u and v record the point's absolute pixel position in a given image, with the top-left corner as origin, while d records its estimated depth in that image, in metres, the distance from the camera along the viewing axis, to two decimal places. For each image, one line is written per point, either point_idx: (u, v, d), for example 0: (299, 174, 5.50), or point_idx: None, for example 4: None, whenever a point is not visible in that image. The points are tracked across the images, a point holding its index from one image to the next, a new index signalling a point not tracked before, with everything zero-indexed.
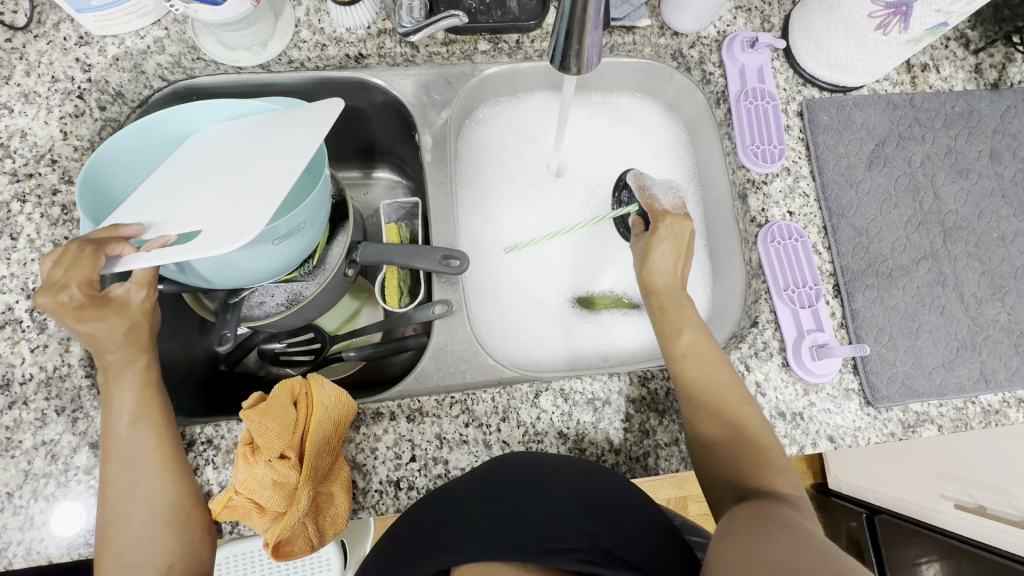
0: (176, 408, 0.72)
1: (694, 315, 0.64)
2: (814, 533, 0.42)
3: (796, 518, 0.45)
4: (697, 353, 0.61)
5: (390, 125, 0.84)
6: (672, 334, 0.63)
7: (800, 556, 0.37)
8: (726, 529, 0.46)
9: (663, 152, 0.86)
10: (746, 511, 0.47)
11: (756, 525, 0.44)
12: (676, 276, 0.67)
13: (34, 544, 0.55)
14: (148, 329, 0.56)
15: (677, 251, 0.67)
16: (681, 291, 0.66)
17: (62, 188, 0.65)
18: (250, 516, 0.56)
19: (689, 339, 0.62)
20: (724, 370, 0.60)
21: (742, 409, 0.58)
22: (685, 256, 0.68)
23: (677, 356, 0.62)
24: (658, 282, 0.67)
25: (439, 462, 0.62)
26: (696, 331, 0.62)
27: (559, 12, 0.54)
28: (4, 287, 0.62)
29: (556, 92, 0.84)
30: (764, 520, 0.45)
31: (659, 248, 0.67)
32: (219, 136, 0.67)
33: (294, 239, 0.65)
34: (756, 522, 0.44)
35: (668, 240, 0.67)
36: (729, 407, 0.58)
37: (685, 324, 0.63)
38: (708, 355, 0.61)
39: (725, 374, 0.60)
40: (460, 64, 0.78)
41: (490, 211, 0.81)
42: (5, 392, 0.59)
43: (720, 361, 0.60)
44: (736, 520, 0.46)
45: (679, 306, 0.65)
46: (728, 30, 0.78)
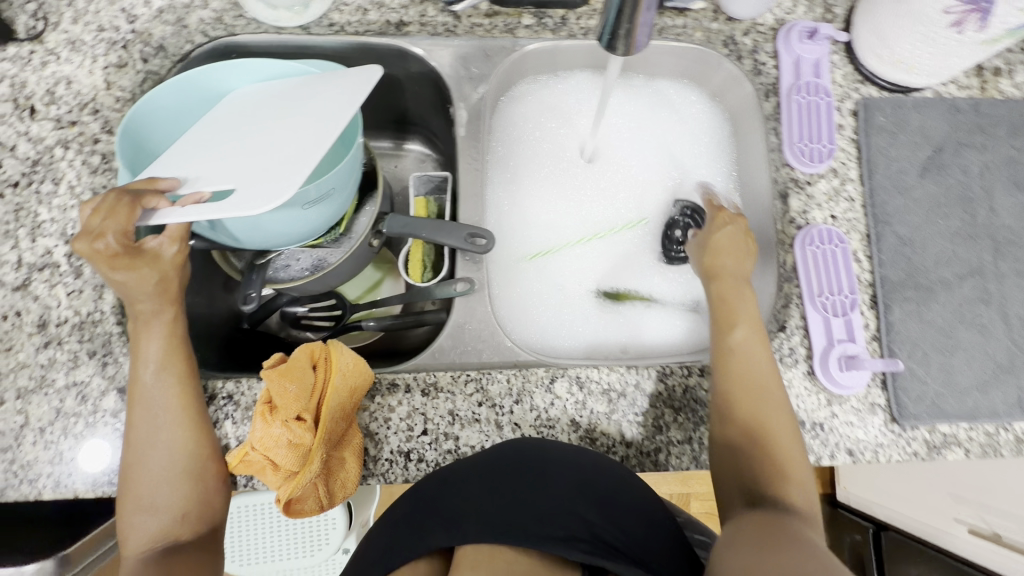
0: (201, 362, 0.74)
1: (752, 311, 0.62)
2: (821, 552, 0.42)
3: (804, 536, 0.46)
4: (748, 350, 0.59)
5: (424, 96, 0.83)
6: (728, 326, 0.61)
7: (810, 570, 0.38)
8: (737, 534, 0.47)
9: (705, 143, 0.82)
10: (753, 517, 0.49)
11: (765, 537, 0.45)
12: (738, 259, 0.65)
13: (62, 479, 0.58)
14: (178, 283, 0.57)
15: (738, 244, 0.66)
16: (744, 280, 0.64)
17: (103, 137, 0.66)
18: (265, 472, 0.57)
19: (749, 333, 0.60)
20: (770, 377, 0.58)
21: (780, 415, 0.57)
22: (746, 251, 0.66)
23: (730, 350, 0.60)
24: (721, 269, 0.65)
25: (450, 438, 0.62)
26: (753, 324, 0.61)
27: None
28: (44, 231, 0.63)
29: (598, 72, 0.82)
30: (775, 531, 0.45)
31: (723, 238, 0.66)
32: (255, 99, 0.68)
33: (323, 206, 0.66)
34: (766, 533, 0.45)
35: (726, 231, 0.67)
36: (769, 409, 0.57)
37: (742, 318, 0.61)
38: (757, 355, 0.59)
39: (772, 376, 0.59)
40: (502, 38, 0.76)
41: (519, 190, 0.80)
42: (42, 332, 0.61)
43: (772, 368, 0.59)
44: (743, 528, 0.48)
45: (737, 296, 0.63)
46: (787, 18, 0.75)
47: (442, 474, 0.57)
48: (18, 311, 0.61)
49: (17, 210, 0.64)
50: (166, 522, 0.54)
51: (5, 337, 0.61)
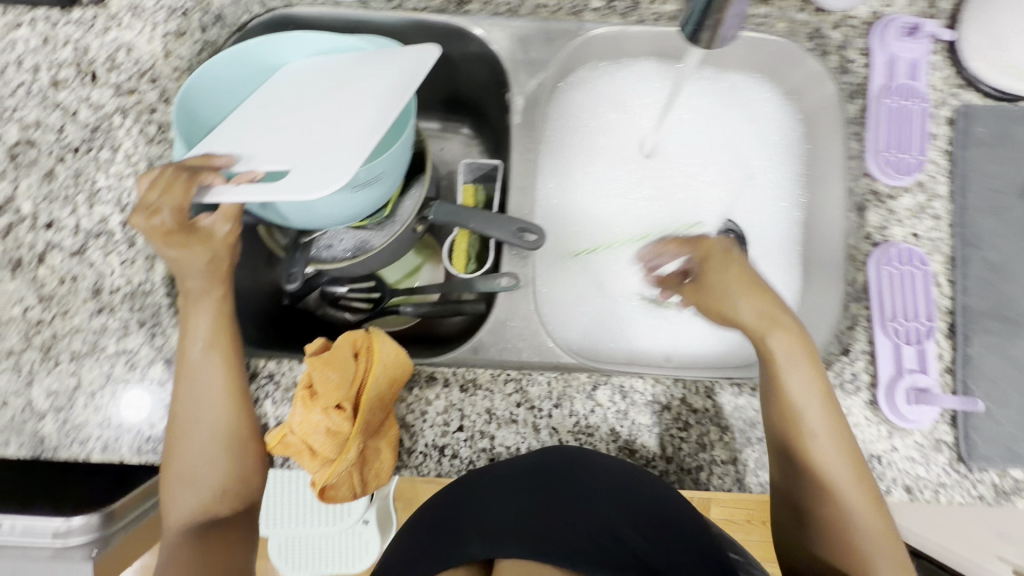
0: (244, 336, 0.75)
1: (814, 376, 0.58)
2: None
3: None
4: (818, 422, 0.57)
5: (478, 78, 0.79)
6: (793, 397, 0.57)
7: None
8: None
9: (774, 144, 0.76)
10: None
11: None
12: (751, 298, 0.61)
13: (110, 443, 0.60)
14: (228, 262, 0.57)
15: (749, 286, 0.61)
16: (791, 331, 0.60)
17: (160, 107, 0.66)
18: (301, 456, 0.57)
19: (808, 396, 0.57)
20: (841, 439, 0.57)
21: (855, 480, 0.56)
22: (767, 296, 0.61)
23: (793, 418, 0.57)
24: (758, 325, 0.60)
25: (486, 437, 0.61)
26: (811, 387, 0.58)
27: None
28: (101, 199, 0.64)
29: (665, 61, 0.76)
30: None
31: (724, 279, 0.62)
32: (309, 75, 0.66)
33: (372, 189, 0.64)
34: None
35: (727, 268, 0.62)
36: (844, 472, 0.56)
37: (806, 388, 0.58)
38: (829, 428, 0.57)
39: (839, 439, 0.57)
40: (566, 21, 0.72)
41: (571, 183, 0.76)
42: (95, 298, 0.62)
43: (840, 428, 0.58)
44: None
45: (795, 357, 0.58)
46: (884, 11, 0.69)
47: (470, 478, 0.60)
48: (75, 276, 0.63)
49: (76, 176, 0.64)
50: (206, 496, 0.56)
51: (61, 301, 0.62)
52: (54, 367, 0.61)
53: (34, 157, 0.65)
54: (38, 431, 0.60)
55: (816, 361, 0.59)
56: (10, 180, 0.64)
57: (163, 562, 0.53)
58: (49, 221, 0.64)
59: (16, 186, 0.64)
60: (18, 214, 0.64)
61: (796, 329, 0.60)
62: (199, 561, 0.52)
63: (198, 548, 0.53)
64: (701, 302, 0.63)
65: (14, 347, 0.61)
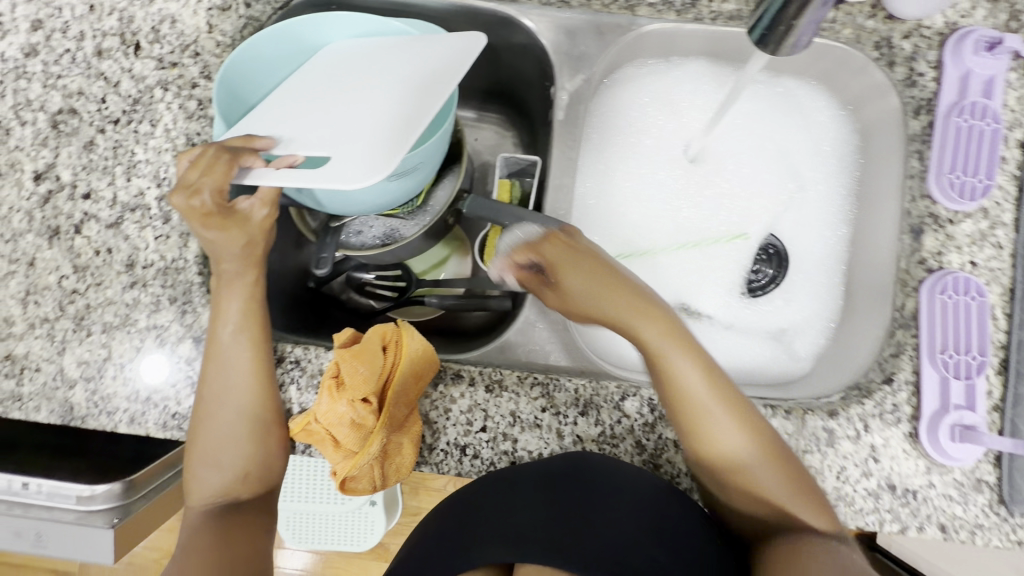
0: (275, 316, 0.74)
1: (685, 356, 0.57)
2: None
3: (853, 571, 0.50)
4: (709, 407, 0.56)
5: (521, 69, 0.77)
6: (676, 386, 0.56)
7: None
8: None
9: (826, 156, 0.73)
10: (783, 561, 0.51)
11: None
12: (613, 289, 0.58)
13: (137, 416, 0.60)
14: (263, 246, 0.57)
15: (603, 280, 0.58)
16: (639, 297, 0.58)
17: (201, 82, 0.65)
18: (324, 445, 0.57)
19: (702, 387, 0.56)
20: (740, 422, 0.55)
21: (764, 460, 0.54)
22: (615, 284, 0.59)
23: (691, 411, 0.55)
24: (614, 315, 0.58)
25: (508, 440, 0.60)
26: (695, 377, 0.56)
27: None
28: (138, 172, 0.64)
29: (717, 63, 0.73)
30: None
31: (576, 282, 0.59)
32: (352, 57, 0.65)
33: (409, 178, 0.63)
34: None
35: (580, 269, 0.59)
36: (757, 452, 0.55)
37: (679, 368, 0.56)
38: (717, 409, 0.56)
39: (737, 420, 0.56)
40: (618, 15, 0.70)
41: (611, 184, 0.74)
42: (129, 271, 0.62)
43: (741, 410, 0.56)
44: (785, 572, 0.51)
45: (656, 333, 0.57)
46: (961, 22, 0.64)
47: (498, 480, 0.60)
48: (110, 248, 0.63)
49: (116, 147, 0.64)
50: (228, 478, 0.56)
51: (96, 272, 0.62)
52: (86, 337, 0.61)
53: (75, 126, 0.64)
54: (69, 400, 0.61)
55: (698, 349, 0.58)
56: (51, 148, 0.64)
57: (185, 544, 0.54)
58: (87, 191, 0.64)
59: (57, 154, 0.64)
60: (58, 183, 0.64)
61: (665, 315, 0.58)
62: (222, 546, 0.54)
63: (219, 532, 0.55)
64: (561, 302, 0.60)
65: (48, 315, 0.62)
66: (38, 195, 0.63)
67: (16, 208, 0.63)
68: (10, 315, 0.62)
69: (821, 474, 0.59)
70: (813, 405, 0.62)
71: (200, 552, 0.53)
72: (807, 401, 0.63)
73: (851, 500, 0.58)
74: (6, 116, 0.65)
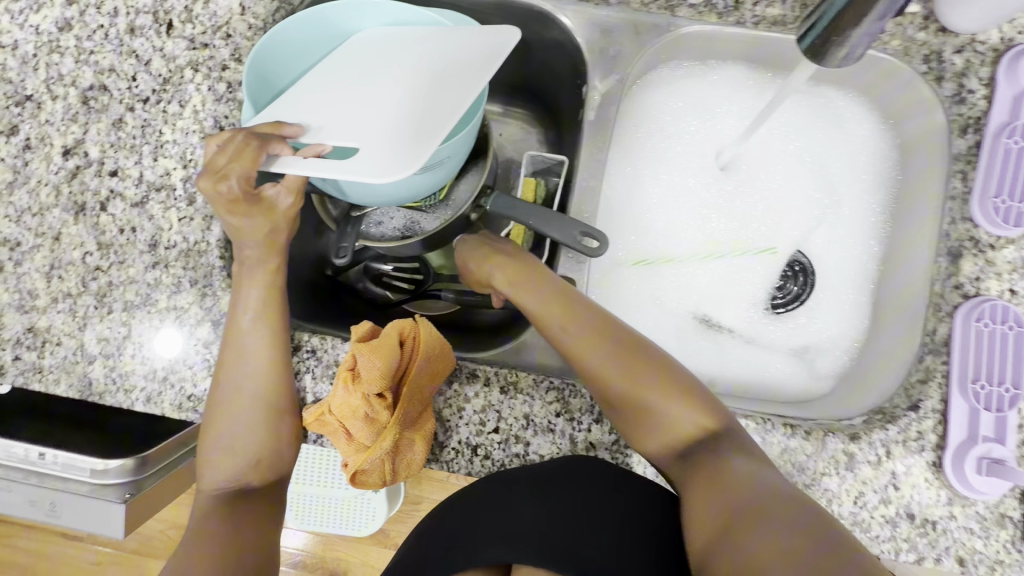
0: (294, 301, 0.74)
1: (576, 318, 0.58)
2: (807, 505, 0.45)
3: (771, 481, 0.48)
4: (607, 365, 0.55)
5: (553, 66, 0.75)
6: (572, 350, 0.57)
7: (785, 536, 0.42)
8: (711, 511, 0.47)
9: (862, 170, 0.71)
10: (702, 493, 0.49)
11: (739, 516, 0.45)
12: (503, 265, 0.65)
13: (154, 396, 0.61)
14: (286, 235, 0.57)
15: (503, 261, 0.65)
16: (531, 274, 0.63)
17: (232, 64, 0.65)
18: (337, 437, 0.57)
19: (609, 360, 0.55)
20: (640, 379, 0.54)
21: (679, 417, 0.53)
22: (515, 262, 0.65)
23: (592, 374, 0.55)
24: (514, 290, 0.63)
25: (520, 443, 0.59)
26: (593, 347, 0.56)
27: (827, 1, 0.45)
28: (165, 152, 0.64)
29: (755, 69, 0.71)
30: (743, 496, 0.46)
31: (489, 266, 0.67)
32: (383, 47, 0.64)
33: (435, 172, 0.62)
34: (742, 502, 0.46)
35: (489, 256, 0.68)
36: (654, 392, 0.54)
37: (572, 334, 0.57)
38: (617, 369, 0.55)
39: (633, 371, 0.55)
40: (657, 15, 0.68)
41: (638, 189, 0.73)
42: (152, 252, 0.62)
43: (638, 367, 0.55)
44: (709, 500, 0.48)
45: (548, 300, 0.60)
46: (1017, 40, 0.62)
47: (503, 478, 0.57)
48: (134, 227, 0.63)
49: (144, 126, 0.64)
50: (239, 464, 0.56)
51: (119, 250, 0.62)
52: (107, 314, 0.62)
53: (106, 102, 0.64)
54: (88, 374, 0.61)
55: (587, 310, 0.59)
56: (81, 123, 0.64)
57: (190, 534, 0.53)
58: (114, 168, 0.64)
59: (86, 130, 0.64)
60: (86, 158, 0.64)
61: (554, 283, 0.61)
62: (225, 536, 0.52)
63: (224, 522, 0.54)
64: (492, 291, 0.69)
65: (71, 290, 0.62)
66: (66, 170, 0.64)
67: (44, 181, 0.64)
68: (34, 288, 0.62)
69: (838, 497, 0.57)
70: (834, 427, 0.60)
71: (202, 543, 0.51)
72: (829, 422, 0.61)
73: (867, 526, 0.57)
74: (39, 89, 0.65)
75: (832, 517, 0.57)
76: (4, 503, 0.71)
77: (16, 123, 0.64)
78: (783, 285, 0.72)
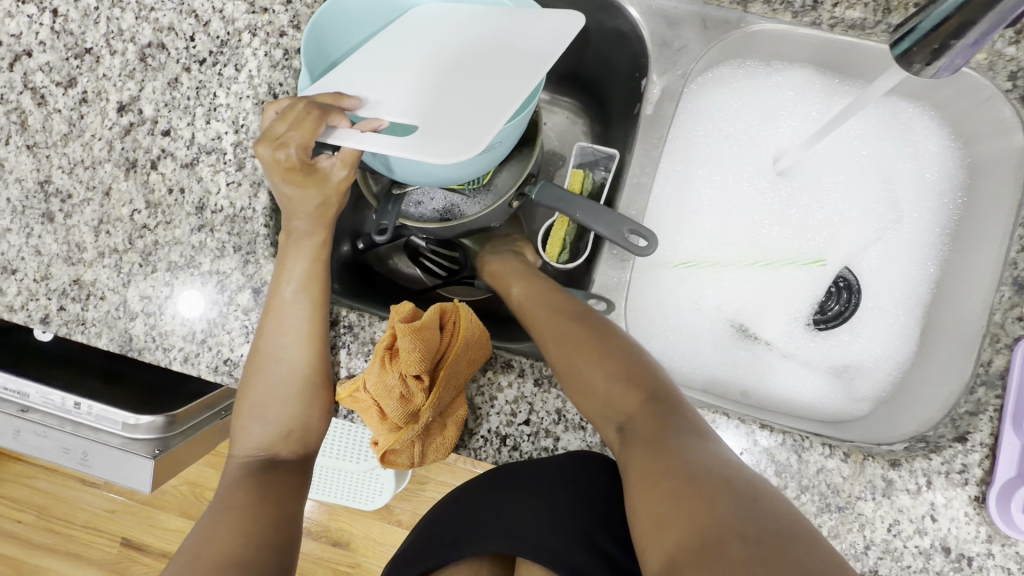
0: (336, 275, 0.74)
1: (550, 314, 0.61)
2: (763, 503, 0.43)
3: (719, 469, 0.45)
4: (569, 359, 0.55)
5: (610, 56, 0.73)
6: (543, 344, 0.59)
7: (739, 548, 0.39)
8: (658, 520, 0.44)
9: (924, 189, 0.68)
10: (646, 494, 0.46)
11: (688, 521, 0.42)
12: (507, 269, 0.70)
13: (191, 357, 0.61)
14: (335, 208, 0.58)
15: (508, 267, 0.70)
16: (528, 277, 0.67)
17: (289, 31, 0.64)
18: (369, 414, 0.57)
19: (575, 356, 0.55)
20: (601, 372, 0.54)
21: (637, 409, 0.52)
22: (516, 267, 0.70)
23: (558, 366, 0.56)
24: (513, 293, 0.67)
25: (550, 437, 0.58)
26: (562, 340, 0.57)
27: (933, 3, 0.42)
28: (218, 116, 0.63)
29: (823, 75, 0.69)
30: (689, 494, 0.43)
31: (497, 268, 0.72)
32: (444, 23, 0.62)
33: (486, 157, 0.61)
34: (689, 502, 0.43)
35: (497, 261, 0.73)
36: (597, 368, 0.54)
37: (545, 329, 0.60)
38: (579, 361, 0.55)
39: (584, 353, 0.55)
40: (728, 10, 0.65)
41: (688, 191, 0.71)
42: (198, 214, 0.62)
43: (601, 360, 0.54)
44: (652, 502, 0.45)
45: (534, 300, 0.64)
46: None
47: (515, 469, 0.59)
48: (182, 188, 0.63)
49: (199, 88, 0.64)
50: (273, 433, 0.58)
51: (167, 211, 0.63)
52: (150, 273, 0.62)
53: (162, 61, 0.64)
54: (129, 330, 0.62)
55: (564, 306, 0.61)
56: (137, 81, 0.64)
57: (219, 503, 0.54)
58: (167, 128, 0.64)
59: (142, 87, 0.64)
60: (140, 116, 0.64)
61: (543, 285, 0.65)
62: (252, 507, 0.53)
63: (253, 493, 0.54)
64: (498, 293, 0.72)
65: (117, 246, 0.63)
66: (120, 126, 0.64)
67: (98, 136, 0.64)
68: (82, 241, 0.63)
69: (872, 523, 0.55)
70: (874, 451, 0.58)
71: (229, 513, 0.52)
72: (868, 446, 0.59)
73: (898, 555, 0.55)
74: (98, 43, 0.65)
75: (863, 543, 0.55)
76: (39, 448, 0.73)
77: (73, 75, 0.65)
78: (827, 304, 0.70)
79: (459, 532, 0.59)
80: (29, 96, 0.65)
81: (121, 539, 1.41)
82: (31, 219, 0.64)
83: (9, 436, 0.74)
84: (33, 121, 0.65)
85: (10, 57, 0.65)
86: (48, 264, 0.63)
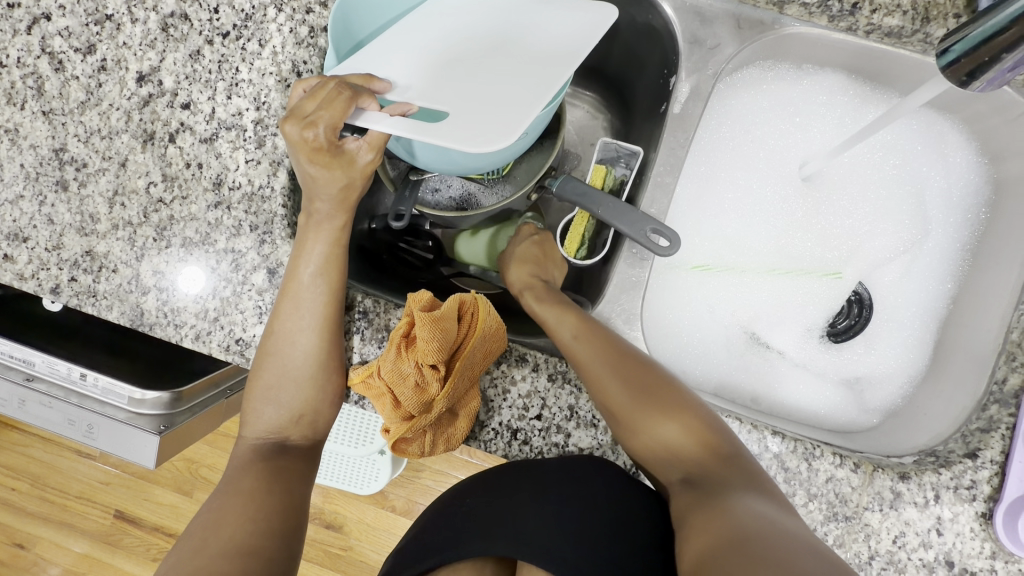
0: (353, 259, 0.74)
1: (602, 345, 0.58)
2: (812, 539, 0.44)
3: (768, 505, 0.47)
4: (632, 404, 0.54)
5: (637, 51, 0.72)
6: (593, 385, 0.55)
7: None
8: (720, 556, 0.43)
9: (947, 204, 0.68)
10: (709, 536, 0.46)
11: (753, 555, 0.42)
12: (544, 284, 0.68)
13: (203, 335, 0.61)
14: (358, 192, 0.57)
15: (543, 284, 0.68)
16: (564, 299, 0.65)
17: (316, 8, 0.62)
18: (382, 401, 0.57)
19: (639, 401, 0.54)
20: (665, 418, 0.54)
21: (700, 453, 0.52)
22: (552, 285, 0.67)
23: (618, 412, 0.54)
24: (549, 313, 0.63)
25: (561, 433, 0.58)
26: (620, 381, 0.55)
27: (979, 16, 0.43)
28: (240, 92, 0.62)
29: (853, 83, 0.68)
30: (751, 531, 0.44)
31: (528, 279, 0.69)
32: (474, 7, 0.61)
33: (512, 151, 0.60)
34: (752, 538, 0.43)
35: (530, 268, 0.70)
36: (658, 417, 0.54)
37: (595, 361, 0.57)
38: (644, 407, 0.54)
39: (645, 397, 0.54)
40: (764, 10, 0.64)
41: (710, 194, 0.71)
42: (216, 191, 0.61)
43: (663, 405, 0.54)
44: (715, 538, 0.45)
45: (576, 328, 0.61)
46: None
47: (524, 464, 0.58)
48: (200, 164, 0.62)
49: (220, 62, 0.63)
50: (285, 417, 0.57)
51: (183, 185, 0.62)
52: (164, 248, 0.61)
53: (184, 32, 0.63)
54: (140, 304, 0.61)
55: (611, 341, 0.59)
56: (158, 50, 0.63)
57: (226, 487, 0.53)
58: (187, 101, 0.62)
59: (163, 57, 0.63)
60: (160, 87, 0.63)
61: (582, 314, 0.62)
62: (258, 492, 0.52)
63: (259, 478, 0.54)
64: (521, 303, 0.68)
65: (132, 219, 0.62)
66: (138, 97, 0.63)
67: (116, 105, 0.63)
68: (96, 212, 0.62)
69: (878, 534, 0.54)
70: (884, 463, 0.57)
71: (236, 498, 0.52)
72: (879, 458, 0.58)
73: (902, 567, 0.53)
74: (120, 10, 0.64)
75: (868, 554, 0.54)
76: (44, 419, 0.73)
77: (93, 42, 0.63)
78: (840, 321, 0.69)
79: (463, 529, 0.59)
80: (46, 60, 0.64)
81: (114, 512, 1.41)
82: (44, 186, 0.63)
83: (14, 405, 0.74)
84: (50, 86, 0.63)
85: (28, 19, 0.64)
86: (61, 233, 0.62)
